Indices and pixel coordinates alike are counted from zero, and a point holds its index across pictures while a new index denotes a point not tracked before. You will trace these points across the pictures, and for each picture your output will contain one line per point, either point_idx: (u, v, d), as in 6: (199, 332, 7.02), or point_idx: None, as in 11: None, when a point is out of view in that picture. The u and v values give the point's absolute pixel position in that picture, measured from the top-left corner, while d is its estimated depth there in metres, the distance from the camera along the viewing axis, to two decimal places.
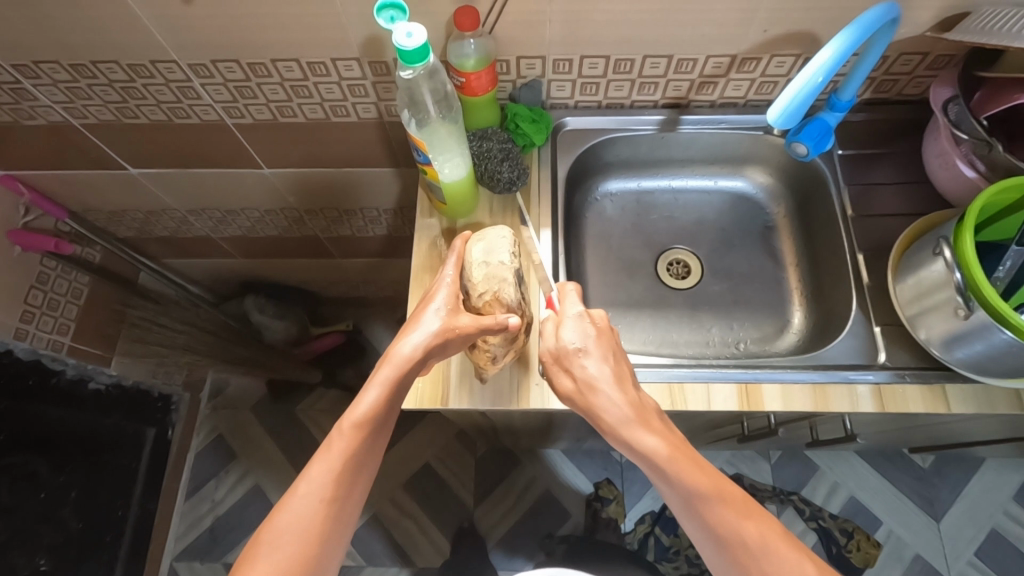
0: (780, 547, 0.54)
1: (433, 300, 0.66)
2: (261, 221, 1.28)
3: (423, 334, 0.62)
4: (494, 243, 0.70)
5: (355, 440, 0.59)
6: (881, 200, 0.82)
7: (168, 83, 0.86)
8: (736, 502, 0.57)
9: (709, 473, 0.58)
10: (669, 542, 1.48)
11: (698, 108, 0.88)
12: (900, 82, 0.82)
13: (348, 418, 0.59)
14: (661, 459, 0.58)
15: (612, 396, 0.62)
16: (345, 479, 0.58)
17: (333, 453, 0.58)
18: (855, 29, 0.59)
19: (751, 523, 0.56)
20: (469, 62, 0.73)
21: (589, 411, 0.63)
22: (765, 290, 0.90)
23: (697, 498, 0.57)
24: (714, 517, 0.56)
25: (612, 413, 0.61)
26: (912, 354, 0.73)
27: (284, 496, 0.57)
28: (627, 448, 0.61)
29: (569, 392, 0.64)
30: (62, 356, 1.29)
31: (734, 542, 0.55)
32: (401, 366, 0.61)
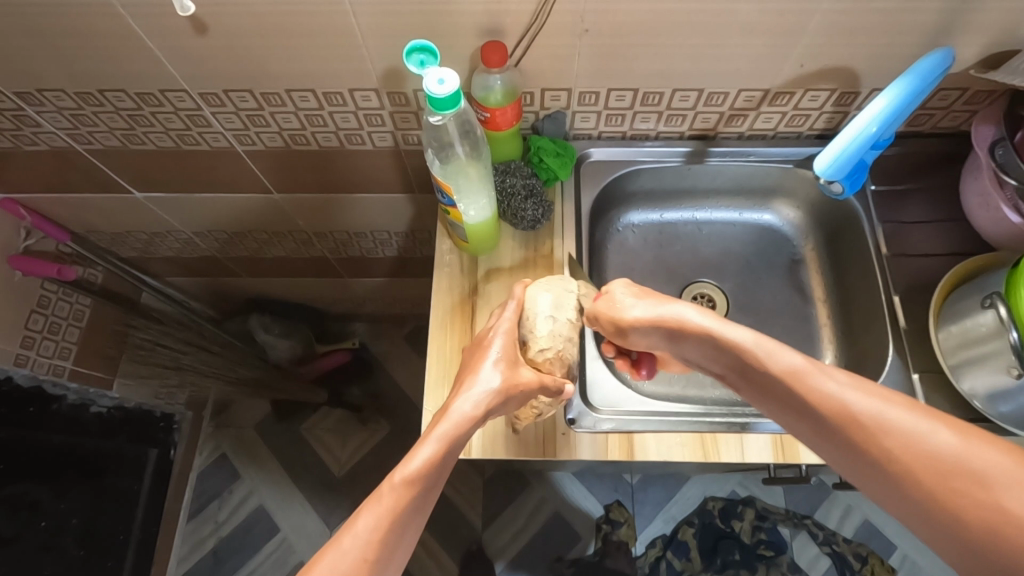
0: (897, 414, 0.50)
1: (490, 351, 0.65)
2: (269, 243, 1.25)
3: (483, 390, 0.60)
4: (561, 297, 0.71)
5: (406, 498, 0.53)
6: (914, 239, 0.80)
7: (178, 111, 0.83)
8: (839, 375, 0.53)
9: (875, 389, 0.52)
10: (681, 567, 1.42)
11: (725, 140, 0.86)
12: (934, 116, 0.79)
13: (400, 472, 0.54)
14: (757, 351, 0.58)
15: (689, 309, 0.64)
16: (388, 537, 0.52)
17: (380, 506, 0.53)
18: (911, 79, 0.59)
19: (944, 433, 0.48)
20: (494, 96, 0.71)
21: (669, 325, 0.64)
22: (793, 328, 0.87)
23: (793, 380, 0.55)
24: (894, 432, 0.49)
25: (693, 318, 0.63)
26: (953, 404, 0.70)
27: (322, 548, 0.51)
28: (713, 350, 0.62)
29: (643, 318, 0.65)
30: (63, 381, 1.28)
31: (847, 417, 0.51)
32: (460, 423, 0.58)
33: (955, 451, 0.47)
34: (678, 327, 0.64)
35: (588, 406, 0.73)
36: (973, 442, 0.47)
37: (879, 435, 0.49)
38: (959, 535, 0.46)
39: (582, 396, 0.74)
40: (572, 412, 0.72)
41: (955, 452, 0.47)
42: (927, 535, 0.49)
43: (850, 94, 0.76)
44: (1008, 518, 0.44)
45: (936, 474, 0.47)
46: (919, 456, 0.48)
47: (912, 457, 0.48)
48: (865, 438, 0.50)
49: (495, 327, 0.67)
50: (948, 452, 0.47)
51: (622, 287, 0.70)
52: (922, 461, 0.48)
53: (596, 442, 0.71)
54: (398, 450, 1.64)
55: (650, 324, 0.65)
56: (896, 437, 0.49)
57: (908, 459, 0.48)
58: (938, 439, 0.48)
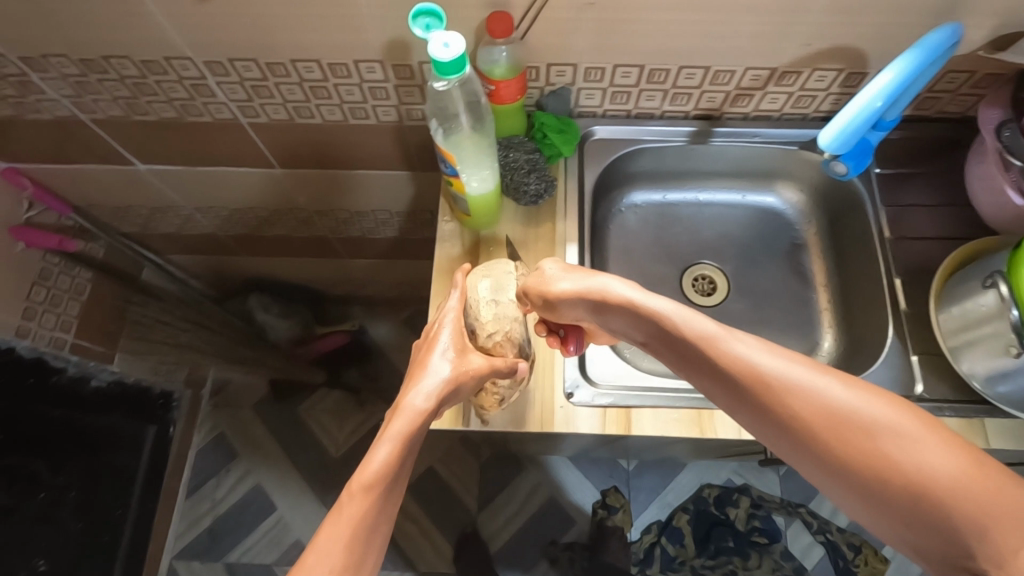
0: (799, 371, 0.50)
1: (438, 342, 0.64)
2: (271, 220, 1.24)
3: (434, 381, 0.60)
4: (502, 280, 0.70)
5: (369, 503, 0.52)
6: (917, 223, 0.80)
7: (182, 80, 0.83)
8: (746, 336, 0.53)
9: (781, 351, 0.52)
10: (674, 552, 1.44)
11: (730, 120, 0.85)
12: (940, 100, 0.79)
13: (358, 478, 0.53)
14: (674, 318, 0.57)
15: (613, 281, 0.63)
16: (358, 547, 0.51)
17: (341, 518, 0.51)
18: (919, 52, 0.59)
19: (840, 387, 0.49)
20: (498, 69, 0.71)
21: (593, 297, 0.63)
22: (793, 311, 0.87)
23: (705, 343, 0.54)
24: (796, 389, 0.49)
25: (615, 291, 0.62)
26: (950, 386, 0.70)
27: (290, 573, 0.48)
28: (633, 319, 0.60)
29: (569, 290, 0.63)
30: (64, 353, 1.29)
31: (754, 376, 0.51)
32: (416, 417, 0.58)
33: (848, 405, 0.48)
34: (601, 299, 0.62)
35: (586, 380, 0.73)
36: (865, 395, 0.48)
37: (784, 393, 0.49)
38: (859, 482, 0.47)
39: (580, 371, 0.74)
40: (569, 386, 0.72)
41: (850, 407, 0.47)
42: (829, 488, 0.50)
43: (857, 75, 0.75)
44: (896, 464, 0.45)
45: (831, 427, 0.48)
46: (819, 413, 0.48)
47: (811, 413, 0.48)
48: (768, 397, 0.50)
49: (440, 319, 0.67)
50: (842, 405, 0.48)
51: (553, 266, 0.67)
52: (822, 417, 0.48)
53: (594, 417, 0.70)
54: None
55: (574, 296, 0.63)
56: (798, 393, 0.49)
57: (807, 415, 0.49)
58: (835, 394, 0.48)
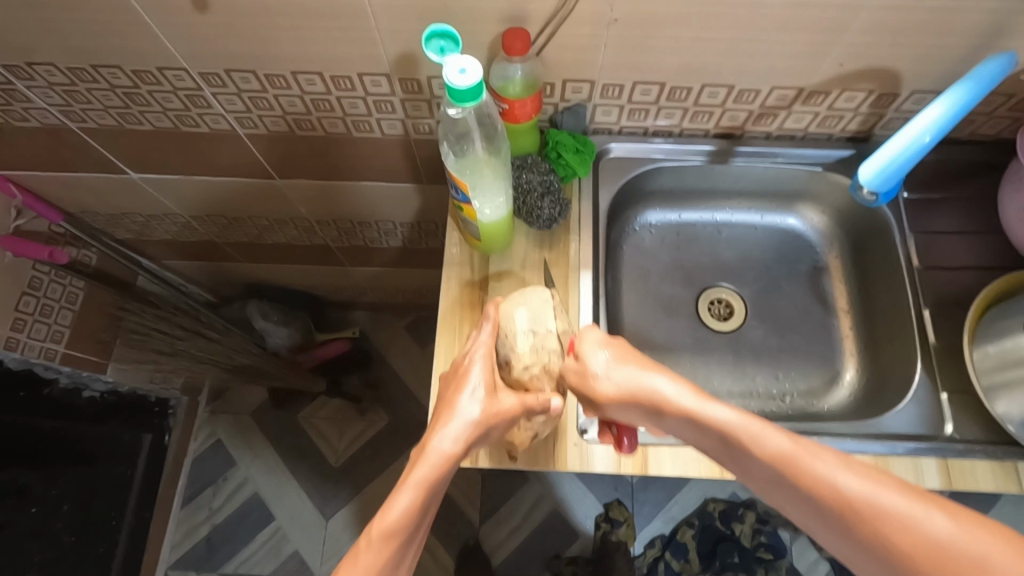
0: (893, 498, 0.45)
1: (469, 379, 0.59)
2: (270, 229, 1.21)
3: (463, 424, 0.56)
4: (539, 309, 0.66)
5: (385, 554, 0.50)
6: (946, 250, 0.76)
7: (176, 90, 0.78)
8: (827, 455, 0.49)
9: (869, 474, 0.47)
10: (679, 568, 1.39)
11: (751, 139, 0.82)
12: (975, 122, 0.75)
13: (376, 526, 0.51)
14: (738, 430, 0.52)
15: (659, 378, 0.58)
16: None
17: (357, 565, 0.50)
18: (971, 85, 0.56)
19: (942, 517, 0.43)
20: (512, 87, 0.67)
21: (643, 399, 0.58)
22: (814, 338, 0.84)
23: (781, 462, 0.50)
24: (888, 522, 0.44)
25: (666, 395, 0.57)
26: (981, 427, 0.67)
27: None
28: (692, 429, 0.56)
29: (615, 391, 0.60)
30: (55, 365, 1.22)
31: (839, 502, 0.47)
32: (442, 462, 0.54)
33: (952, 537, 0.42)
34: (653, 403, 0.57)
35: None
36: (968, 527, 0.42)
37: (874, 522, 0.45)
38: None
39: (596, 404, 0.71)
40: (583, 422, 0.69)
41: (954, 540, 0.42)
42: None
43: (888, 95, 0.72)
44: None
45: (933, 564, 0.42)
46: (919, 547, 0.43)
47: (913, 548, 0.43)
48: (860, 526, 0.46)
49: (470, 352, 0.62)
50: (945, 538, 0.42)
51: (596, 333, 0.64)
52: (923, 550, 0.43)
53: (609, 455, 0.67)
54: (396, 442, 1.62)
55: (622, 399, 0.59)
56: (892, 523, 0.44)
57: (905, 548, 0.43)
58: (932, 524, 0.43)
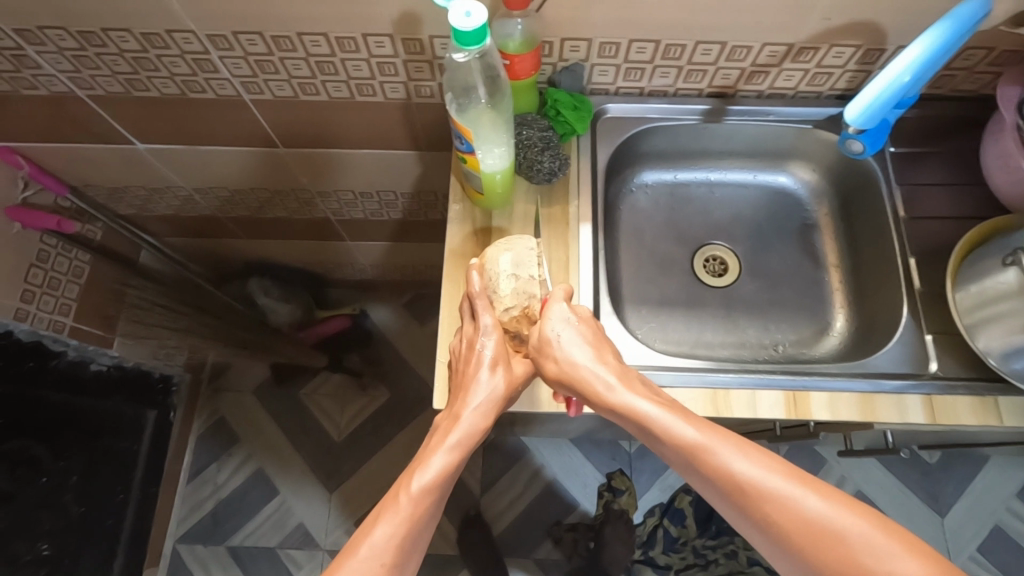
0: (778, 482, 0.51)
1: (483, 354, 0.63)
2: (272, 202, 1.23)
3: (487, 397, 0.62)
4: (523, 255, 0.68)
5: (423, 505, 0.56)
6: (931, 201, 0.79)
7: (184, 54, 0.80)
8: (726, 441, 0.54)
9: (761, 461, 0.53)
10: (676, 533, 1.42)
11: (744, 99, 0.84)
12: (956, 78, 0.78)
13: (417, 482, 0.57)
14: (657, 421, 0.57)
15: (596, 368, 0.62)
16: (407, 546, 0.55)
17: (395, 515, 0.55)
18: (950, 24, 0.58)
19: (815, 497, 0.50)
20: (513, 43, 0.69)
21: (577, 386, 0.62)
22: (804, 291, 0.87)
23: (690, 450, 0.54)
24: (773, 504, 0.50)
25: (600, 382, 0.61)
26: (964, 365, 0.71)
27: (342, 559, 0.53)
28: (622, 419, 0.60)
29: (557, 374, 0.63)
30: (63, 338, 1.24)
31: (734, 485, 0.52)
32: (470, 431, 0.60)
33: (823, 515, 0.49)
34: (586, 392, 0.61)
35: None
36: (838, 505, 0.49)
37: (760, 503, 0.51)
38: None
39: None
40: None
41: (825, 518, 0.48)
42: None
43: (875, 51, 0.74)
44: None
45: (806, 541, 0.49)
46: (799, 526, 0.49)
47: (793, 526, 0.49)
48: (750, 508, 0.51)
49: (478, 330, 0.65)
50: (818, 517, 0.49)
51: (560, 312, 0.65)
52: (800, 528, 0.49)
53: None
54: (398, 416, 1.65)
55: (564, 381, 0.63)
56: (776, 504, 0.50)
57: (787, 527, 0.49)
58: (810, 505, 0.49)
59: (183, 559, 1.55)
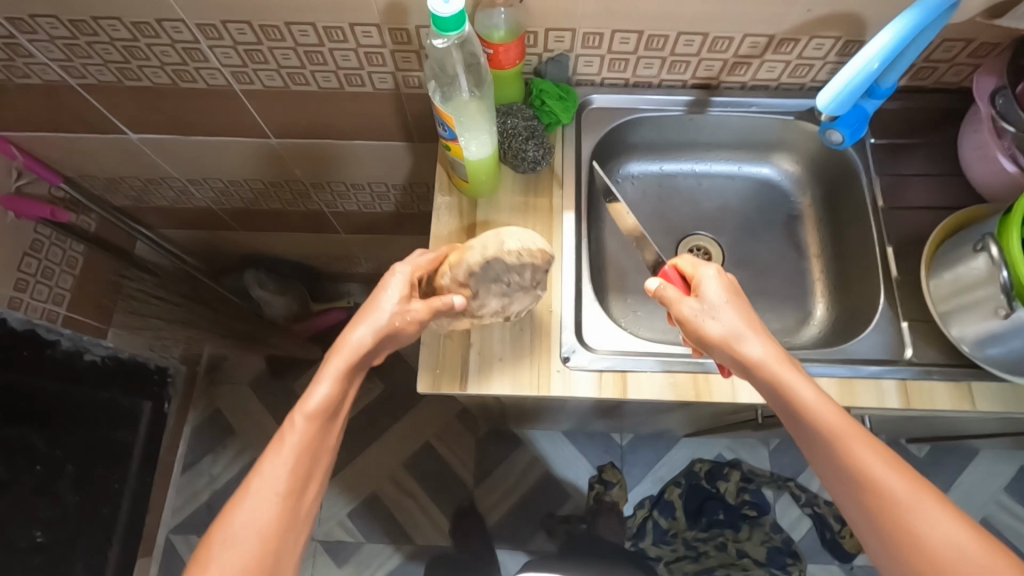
0: (922, 499, 0.51)
1: (385, 286, 0.65)
2: (264, 193, 1.23)
3: (374, 321, 0.63)
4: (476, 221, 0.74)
5: (310, 430, 0.59)
6: (911, 192, 0.80)
7: (174, 44, 0.81)
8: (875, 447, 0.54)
9: (908, 477, 0.52)
10: (667, 525, 1.44)
11: (728, 90, 0.86)
12: (938, 69, 0.79)
13: (301, 410, 0.59)
14: (807, 403, 0.56)
15: (754, 341, 0.60)
16: (302, 470, 0.58)
17: (286, 443, 0.58)
18: (918, 11, 0.59)
19: (953, 524, 0.49)
20: (498, 33, 0.70)
21: (732, 353, 0.61)
22: (787, 281, 0.88)
23: (832, 436, 0.55)
24: (910, 515, 0.50)
25: (752, 352, 0.60)
26: (941, 351, 0.72)
27: (240, 489, 0.56)
28: (770, 392, 0.59)
29: (716, 337, 0.61)
30: (57, 327, 1.25)
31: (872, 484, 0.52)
32: (355, 353, 0.62)
33: (958, 543, 0.48)
34: (739, 359, 0.60)
35: (583, 345, 0.73)
36: (977, 541, 0.48)
37: (901, 511, 0.51)
38: None
39: (578, 334, 0.74)
40: (567, 350, 0.72)
41: (964, 556, 0.48)
42: None
43: (854, 43, 0.75)
44: None
45: (930, 560, 0.49)
46: (930, 541, 0.49)
47: (920, 540, 0.50)
48: (890, 511, 0.51)
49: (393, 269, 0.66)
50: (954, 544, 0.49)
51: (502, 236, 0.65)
52: (934, 546, 0.49)
53: (591, 380, 0.71)
54: (393, 408, 1.70)
55: (720, 345, 0.61)
56: (915, 518, 0.50)
57: (919, 537, 0.50)
58: (945, 530, 0.49)
59: (178, 549, 1.56)
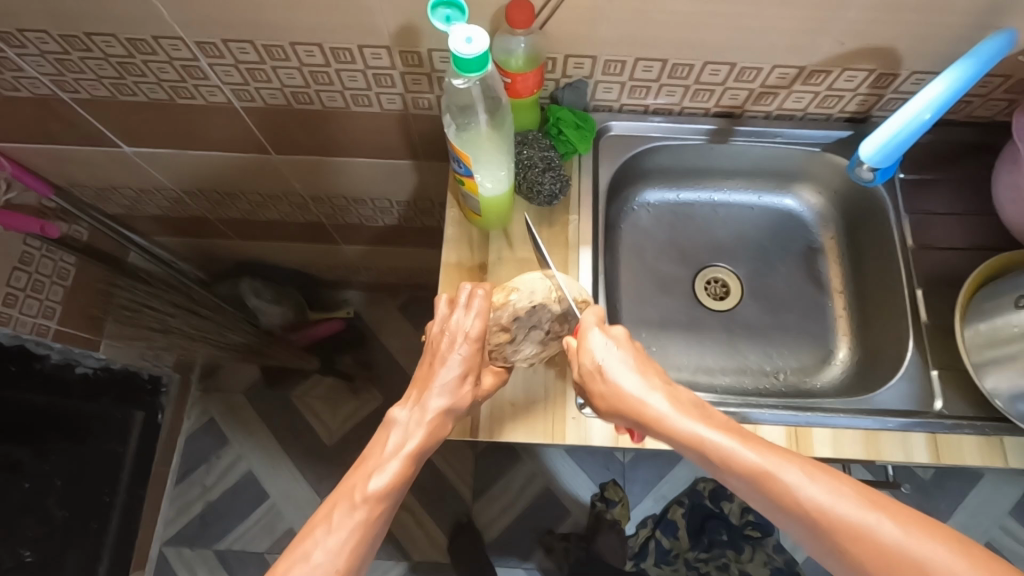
0: (852, 509, 0.46)
1: (458, 358, 0.59)
2: (263, 205, 1.19)
3: (444, 401, 0.58)
4: (533, 284, 0.67)
5: (378, 510, 0.53)
6: (939, 231, 0.77)
7: (172, 61, 0.77)
8: (791, 465, 0.48)
9: (827, 486, 0.47)
10: (669, 545, 1.40)
11: (751, 119, 0.82)
12: (971, 104, 0.76)
13: (372, 486, 0.53)
14: (711, 442, 0.52)
15: (643, 387, 0.57)
16: (362, 548, 0.52)
17: (352, 520, 0.52)
18: (973, 62, 0.58)
19: (891, 522, 0.44)
20: (514, 60, 0.66)
21: (629, 409, 0.57)
22: (807, 318, 0.85)
23: (752, 478, 0.50)
24: (847, 534, 0.45)
25: (648, 401, 0.56)
26: (969, 403, 0.69)
27: (292, 560, 0.50)
28: (671, 442, 0.55)
29: (605, 400, 0.59)
30: (47, 341, 1.20)
31: (802, 516, 0.47)
32: (428, 433, 0.57)
33: (904, 547, 0.43)
34: (636, 412, 0.56)
35: None
36: (920, 535, 0.43)
37: (837, 533, 0.45)
38: None
39: None
40: (582, 397, 0.69)
41: (905, 548, 0.43)
42: None
43: (888, 75, 0.72)
44: None
45: (892, 574, 0.43)
46: (878, 555, 0.44)
47: (879, 559, 0.44)
48: (832, 537, 0.46)
49: (460, 329, 0.60)
50: (899, 548, 0.43)
51: (548, 282, 0.67)
52: (887, 562, 0.43)
53: (607, 428, 0.68)
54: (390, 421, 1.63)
55: (614, 404, 0.58)
56: (854, 534, 0.45)
57: (870, 557, 0.44)
58: (888, 534, 0.44)
59: (171, 562, 1.53)
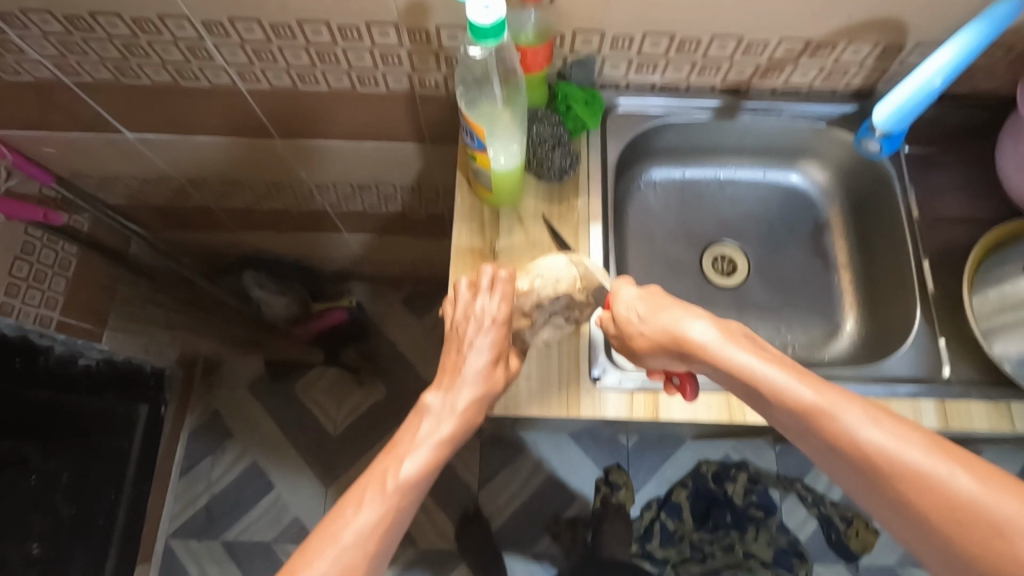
0: (916, 455, 0.45)
1: (487, 344, 0.60)
2: (266, 194, 1.19)
3: (475, 389, 0.59)
4: (553, 270, 0.65)
5: (406, 494, 0.53)
6: (943, 203, 0.78)
7: (178, 41, 0.76)
8: (853, 405, 0.48)
9: (890, 429, 0.46)
10: (673, 527, 1.45)
11: (758, 95, 0.83)
12: (974, 77, 0.77)
13: (401, 471, 0.54)
14: (761, 379, 0.52)
15: (692, 324, 0.57)
16: (389, 533, 0.53)
17: (380, 503, 0.53)
18: (984, 26, 0.60)
19: (961, 471, 0.43)
20: (525, 35, 0.66)
21: (674, 345, 0.58)
22: (815, 293, 0.86)
23: (806, 413, 0.49)
24: (907, 476, 0.45)
25: (694, 335, 0.57)
26: (976, 370, 0.70)
27: (322, 541, 0.51)
28: (719, 377, 0.55)
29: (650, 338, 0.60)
30: (50, 332, 1.21)
31: (858, 453, 0.47)
32: (458, 421, 0.57)
33: (974, 496, 0.42)
34: (682, 347, 0.57)
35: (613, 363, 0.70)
36: (992, 485, 0.42)
37: (894, 474, 0.45)
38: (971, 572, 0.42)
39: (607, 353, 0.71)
40: (596, 369, 0.69)
41: (973, 497, 0.42)
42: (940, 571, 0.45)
43: (894, 48, 0.73)
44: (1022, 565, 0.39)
45: (947, 515, 0.43)
46: (938, 499, 0.43)
47: (938, 503, 0.43)
48: (889, 478, 0.45)
49: (485, 314, 0.60)
50: (967, 495, 0.42)
51: (573, 270, 0.65)
52: (944, 506, 0.43)
53: (621, 401, 0.69)
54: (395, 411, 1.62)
55: (658, 342, 0.59)
56: (913, 479, 0.44)
57: (928, 499, 0.44)
58: (956, 482, 0.43)
59: (178, 555, 1.53)
